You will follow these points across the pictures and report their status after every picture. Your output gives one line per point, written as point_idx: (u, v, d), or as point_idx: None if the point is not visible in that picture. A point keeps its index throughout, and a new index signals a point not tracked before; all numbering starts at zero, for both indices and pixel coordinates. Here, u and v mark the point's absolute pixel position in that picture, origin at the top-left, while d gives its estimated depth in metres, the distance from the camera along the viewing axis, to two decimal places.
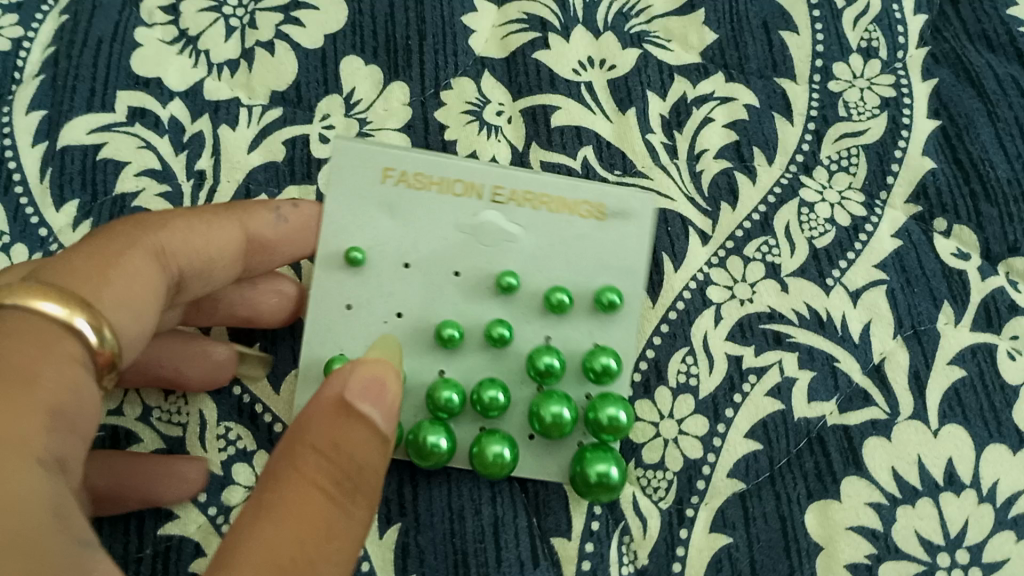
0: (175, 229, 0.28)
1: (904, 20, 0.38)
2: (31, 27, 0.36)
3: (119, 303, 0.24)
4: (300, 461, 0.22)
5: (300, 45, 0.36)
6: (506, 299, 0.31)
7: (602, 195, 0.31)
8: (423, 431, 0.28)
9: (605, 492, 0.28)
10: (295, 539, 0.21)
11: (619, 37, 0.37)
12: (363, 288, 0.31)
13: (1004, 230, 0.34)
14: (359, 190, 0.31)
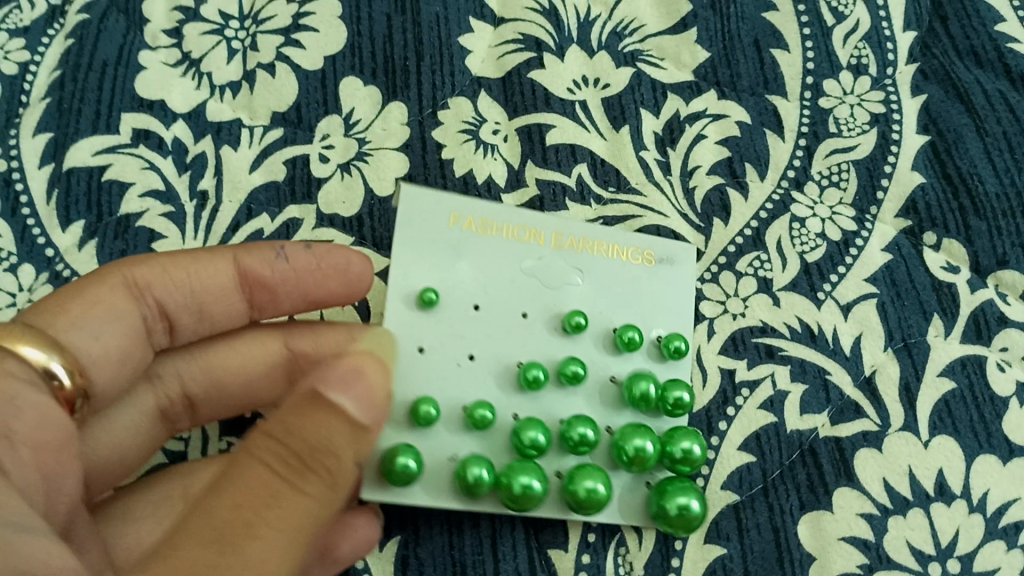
0: (155, 262, 0.30)
1: (894, 37, 0.38)
2: (38, 51, 0.37)
3: (75, 327, 0.27)
4: (253, 445, 0.22)
5: (300, 67, 0.37)
6: (572, 340, 0.32)
7: (650, 242, 0.33)
8: (514, 475, 0.28)
9: (684, 526, 0.29)
10: (233, 513, 0.21)
11: (613, 56, 0.38)
12: (437, 331, 0.31)
13: (992, 244, 0.34)
14: (433, 238, 0.32)
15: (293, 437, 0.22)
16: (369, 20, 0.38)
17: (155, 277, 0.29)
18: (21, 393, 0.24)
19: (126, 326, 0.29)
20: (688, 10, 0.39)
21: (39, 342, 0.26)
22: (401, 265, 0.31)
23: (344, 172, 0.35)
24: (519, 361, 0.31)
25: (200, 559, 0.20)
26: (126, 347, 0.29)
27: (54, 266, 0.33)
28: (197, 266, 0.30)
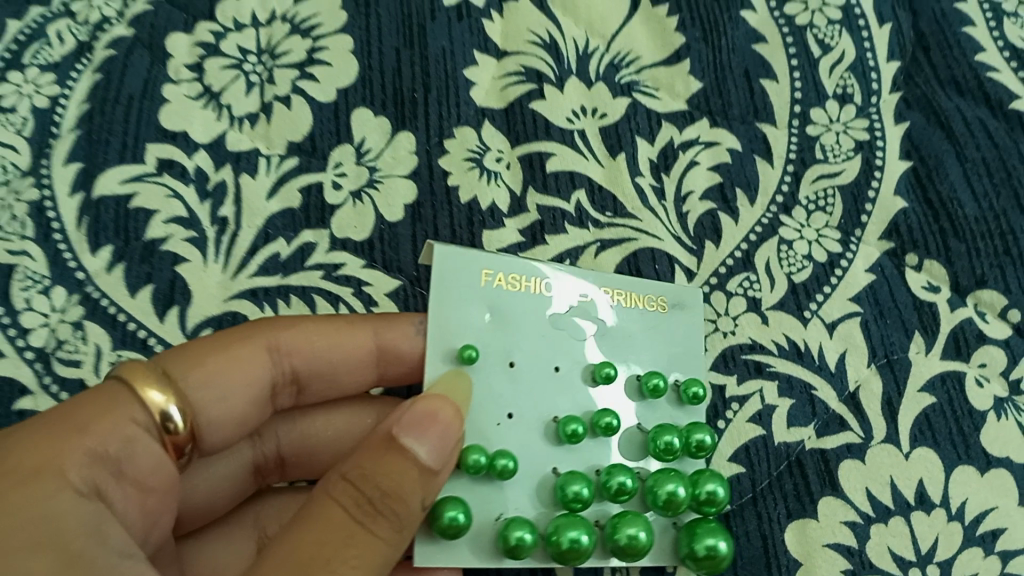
0: (293, 330, 0.32)
1: (878, 67, 0.40)
2: (67, 84, 0.40)
3: (203, 385, 0.30)
4: (333, 489, 0.25)
5: (314, 99, 0.39)
6: (601, 390, 0.33)
7: (665, 289, 0.35)
8: (559, 530, 0.29)
9: (713, 566, 0.29)
10: (317, 544, 0.24)
11: (610, 87, 0.40)
12: (476, 389, 0.32)
13: (972, 265, 0.36)
14: (466, 299, 0.33)
15: (375, 479, 0.25)
16: (379, 54, 0.40)
17: (298, 347, 0.32)
18: (140, 439, 0.27)
19: (259, 390, 0.32)
20: (682, 43, 0.41)
21: (164, 391, 0.28)
22: (438, 325, 0.32)
23: (356, 199, 0.37)
24: (554, 415, 0.32)
25: None
26: (252, 411, 0.32)
27: (86, 288, 0.35)
28: (337, 340, 0.33)
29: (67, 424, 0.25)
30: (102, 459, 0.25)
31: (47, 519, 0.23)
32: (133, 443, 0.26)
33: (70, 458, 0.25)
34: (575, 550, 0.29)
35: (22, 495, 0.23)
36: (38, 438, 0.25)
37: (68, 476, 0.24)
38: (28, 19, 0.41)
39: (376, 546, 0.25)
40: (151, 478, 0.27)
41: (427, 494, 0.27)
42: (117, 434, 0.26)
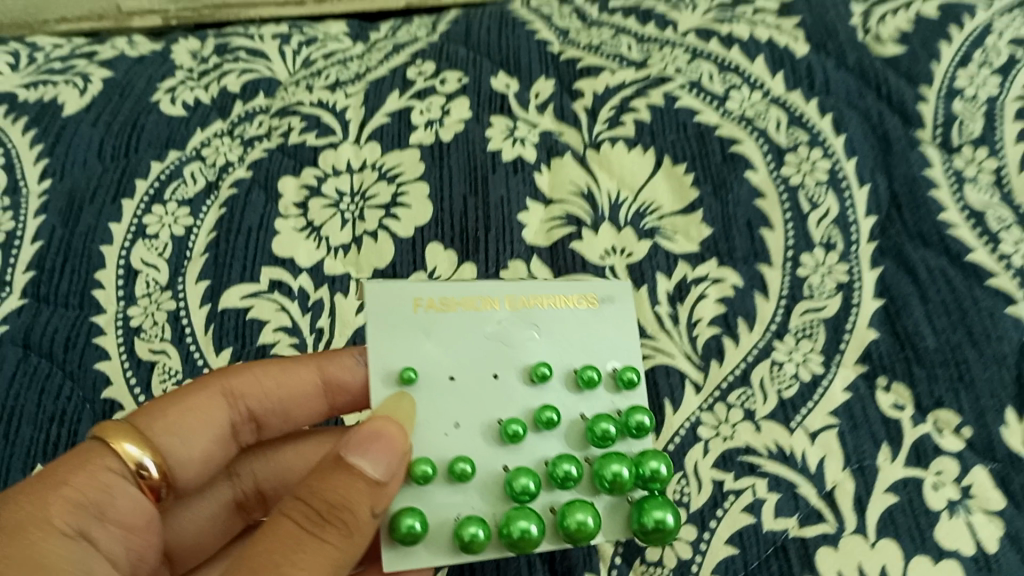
0: (242, 375, 0.40)
1: (857, 221, 0.49)
2: (199, 215, 0.50)
3: (168, 431, 0.37)
4: (287, 508, 0.32)
5: (397, 235, 0.49)
6: (540, 389, 0.39)
7: (591, 288, 0.41)
8: (511, 521, 0.35)
9: (663, 534, 0.36)
10: (272, 551, 0.30)
11: (636, 230, 0.49)
12: (422, 404, 0.38)
13: (931, 388, 0.43)
14: (403, 325, 0.39)
15: (321, 494, 0.32)
16: (450, 200, 0.50)
17: (248, 388, 0.41)
18: (116, 483, 0.34)
19: (220, 431, 0.40)
20: (696, 197, 0.50)
21: (137, 442, 0.35)
22: (384, 349, 0.38)
23: None
24: (499, 416, 0.38)
25: None
26: (214, 448, 0.40)
27: None
28: (285, 379, 0.41)
29: (52, 477, 0.33)
30: (85, 504, 0.33)
31: (35, 555, 0.30)
32: (110, 491, 0.34)
33: (56, 505, 0.32)
34: (528, 539, 0.35)
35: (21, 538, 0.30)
36: (29, 492, 0.32)
37: (53, 521, 0.31)
38: (168, 162, 0.52)
39: (330, 549, 0.31)
40: (128, 515, 0.35)
41: (375, 504, 0.33)
42: (94, 485, 0.33)
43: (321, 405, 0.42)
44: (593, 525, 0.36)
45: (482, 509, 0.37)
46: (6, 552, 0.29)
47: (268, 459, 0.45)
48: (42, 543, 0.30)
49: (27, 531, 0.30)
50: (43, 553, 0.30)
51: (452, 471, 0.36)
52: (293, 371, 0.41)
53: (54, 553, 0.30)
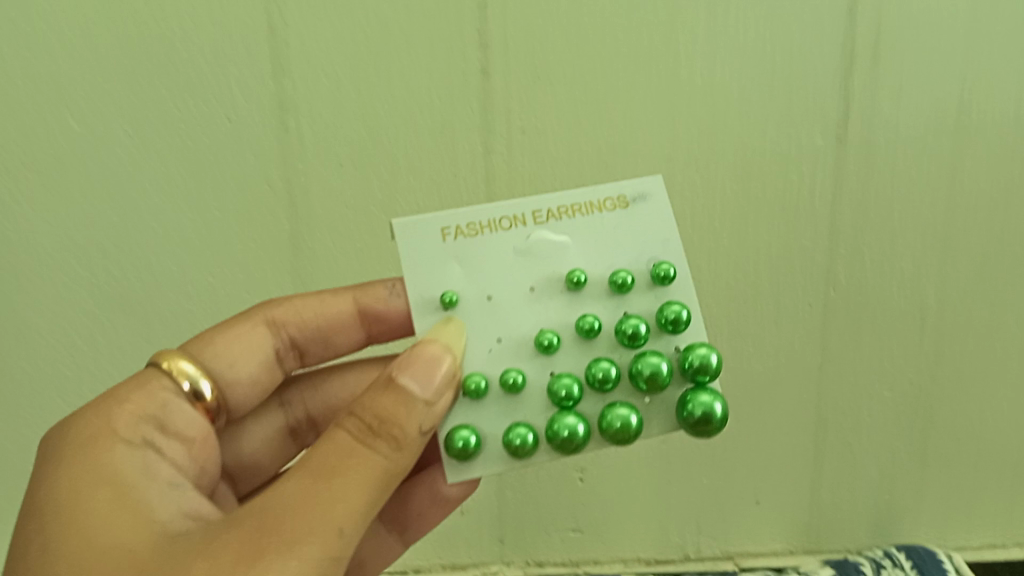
0: (280, 306, 0.48)
1: None
2: None
3: (215, 353, 0.46)
4: (343, 420, 0.36)
5: None
6: (576, 298, 0.40)
7: (619, 189, 0.41)
8: (559, 420, 0.38)
9: (710, 425, 0.37)
10: (331, 459, 0.34)
11: None
12: (469, 324, 0.40)
13: None
14: (434, 253, 0.40)
15: (372, 406, 0.36)
16: None
17: (288, 319, 0.48)
18: (169, 397, 0.42)
19: (269, 354, 0.48)
20: None
21: (191, 361, 0.44)
22: (431, 234, 0.40)
23: None
24: (543, 327, 0.40)
25: (306, 489, 0.33)
26: (263, 372, 0.48)
27: None
28: (319, 306, 0.49)
29: (108, 399, 0.41)
30: (148, 418, 0.41)
31: (102, 458, 0.37)
32: (170, 408, 0.42)
33: (121, 419, 0.39)
34: (574, 439, 0.38)
35: (90, 448, 0.38)
36: (95, 408, 0.40)
37: (117, 431, 0.39)
38: None
39: (378, 455, 0.35)
40: (188, 430, 0.42)
41: (422, 422, 0.37)
42: (155, 402, 0.41)
43: (359, 333, 0.49)
44: (638, 424, 0.38)
45: (532, 419, 0.39)
46: (80, 458, 0.37)
47: (315, 389, 0.51)
48: (110, 451, 0.38)
49: (93, 441, 0.38)
50: (113, 456, 0.38)
51: (505, 381, 0.39)
52: (326, 300, 0.49)
53: (117, 455, 0.38)
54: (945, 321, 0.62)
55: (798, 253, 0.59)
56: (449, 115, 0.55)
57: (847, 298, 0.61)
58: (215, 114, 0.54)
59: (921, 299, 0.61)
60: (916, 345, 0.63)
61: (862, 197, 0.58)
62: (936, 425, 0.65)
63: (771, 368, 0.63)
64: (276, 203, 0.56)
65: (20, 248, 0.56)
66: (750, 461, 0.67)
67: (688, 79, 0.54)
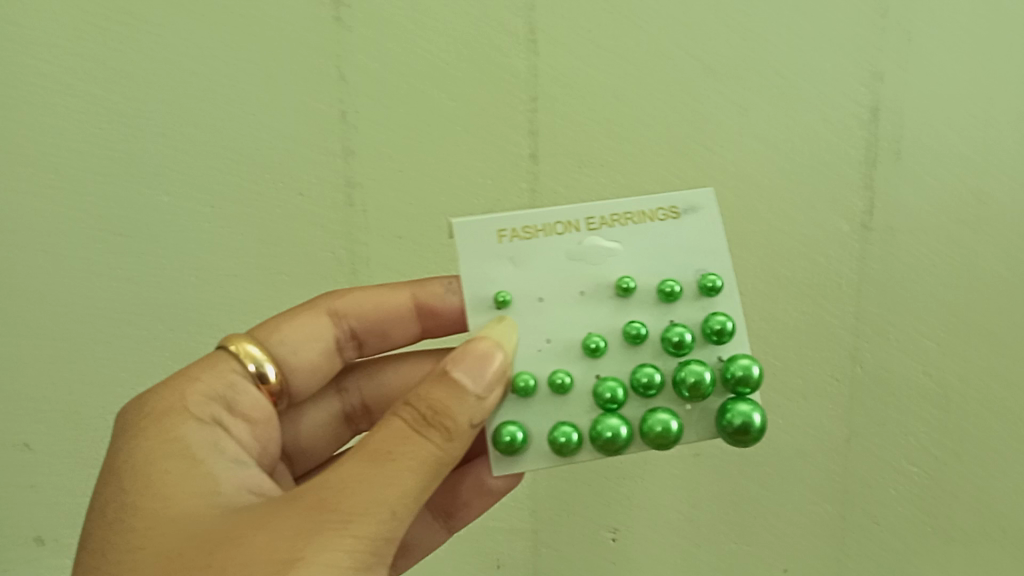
0: (343, 298, 0.51)
1: None
2: None
3: (280, 340, 0.48)
4: (399, 408, 0.37)
5: None
6: (623, 305, 0.42)
7: (670, 201, 0.43)
8: (602, 422, 0.39)
9: (748, 434, 0.39)
10: (383, 444, 0.35)
11: None
12: (520, 323, 0.42)
13: None
14: (490, 253, 0.42)
15: (425, 396, 0.37)
16: None
17: (349, 311, 0.51)
18: (236, 377, 0.45)
19: (329, 343, 0.50)
20: None
21: (259, 346, 0.47)
22: (487, 234, 0.43)
23: None
24: (591, 331, 0.42)
25: (357, 470, 0.34)
26: (323, 361, 0.50)
27: None
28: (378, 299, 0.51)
29: (180, 378, 0.44)
30: (214, 401, 0.43)
31: (176, 434, 0.40)
32: (238, 388, 0.45)
33: (192, 403, 0.42)
34: (617, 441, 0.39)
35: (165, 424, 0.40)
36: (171, 385, 0.43)
37: (187, 412, 0.41)
38: None
39: (428, 446, 0.35)
40: (253, 413, 0.45)
41: (473, 416, 0.37)
42: (223, 382, 0.44)
43: (415, 326, 0.52)
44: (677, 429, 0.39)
45: (577, 418, 0.41)
46: (156, 431, 0.40)
47: (370, 376, 0.54)
48: (183, 425, 0.41)
49: (168, 416, 0.41)
50: (184, 432, 0.40)
51: (552, 382, 0.41)
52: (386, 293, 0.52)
53: (190, 432, 0.40)
54: (971, 400, 0.59)
55: (826, 330, 0.58)
56: (498, 195, 0.57)
57: (872, 391, 0.59)
58: (287, 190, 0.57)
59: (946, 382, 0.59)
60: (939, 425, 0.59)
61: (887, 282, 0.58)
62: (963, 514, 0.60)
63: (798, 440, 0.59)
64: (341, 270, 0.58)
65: (52, 256, 0.57)
66: (774, 529, 0.61)
67: (722, 167, 0.57)
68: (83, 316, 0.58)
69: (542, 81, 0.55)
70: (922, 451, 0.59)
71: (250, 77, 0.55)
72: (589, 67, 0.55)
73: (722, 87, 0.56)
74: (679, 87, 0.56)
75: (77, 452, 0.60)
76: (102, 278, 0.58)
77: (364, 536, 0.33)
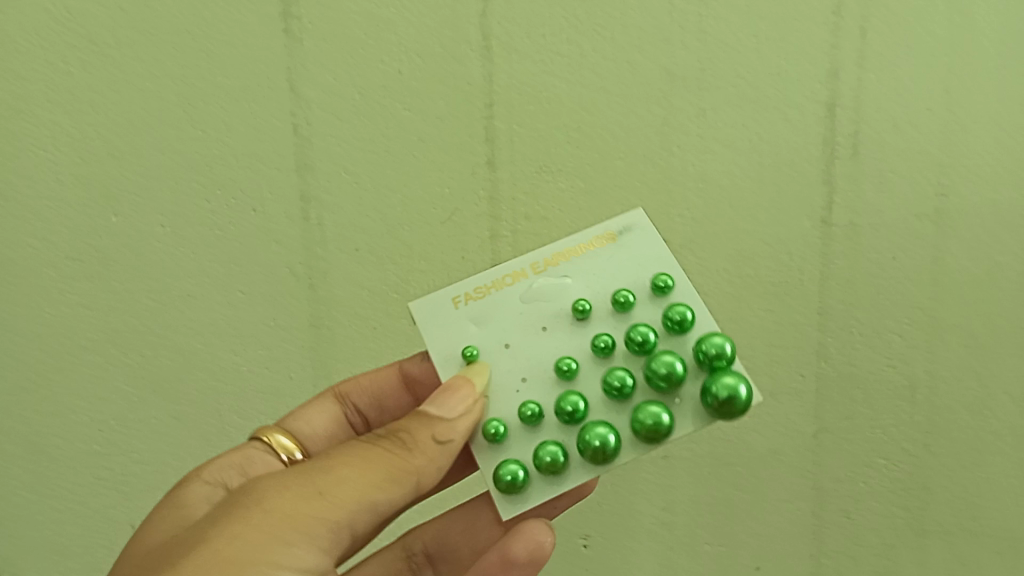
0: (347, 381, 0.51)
1: None
2: None
3: (295, 422, 0.49)
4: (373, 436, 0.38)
5: None
6: (586, 325, 0.41)
7: (607, 225, 0.43)
8: (589, 431, 0.38)
9: (735, 404, 0.37)
10: (341, 452, 0.37)
11: None
12: (491, 372, 0.41)
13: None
14: (449, 318, 0.42)
15: (395, 423, 0.38)
16: None
17: (353, 390, 0.50)
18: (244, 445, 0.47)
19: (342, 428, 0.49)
20: None
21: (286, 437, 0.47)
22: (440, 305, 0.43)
23: None
24: (561, 355, 0.41)
25: (309, 469, 0.36)
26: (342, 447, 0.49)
27: None
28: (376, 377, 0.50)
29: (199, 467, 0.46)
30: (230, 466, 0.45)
31: (189, 490, 0.44)
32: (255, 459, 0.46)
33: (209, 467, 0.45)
34: (606, 448, 0.38)
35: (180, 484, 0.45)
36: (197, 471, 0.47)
37: (201, 472, 0.45)
38: None
39: (382, 452, 0.36)
40: None
41: (438, 431, 0.37)
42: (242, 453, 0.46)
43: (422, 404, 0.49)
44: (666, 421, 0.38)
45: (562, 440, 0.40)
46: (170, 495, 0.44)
47: None
48: (194, 486, 0.44)
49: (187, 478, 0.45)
50: (194, 489, 0.44)
51: (525, 412, 0.40)
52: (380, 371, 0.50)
53: (201, 490, 0.44)
54: (939, 392, 0.59)
55: (792, 329, 0.58)
56: (456, 204, 0.56)
57: (840, 387, 0.59)
58: (242, 207, 0.56)
59: (913, 375, 0.59)
60: (909, 417, 0.59)
61: (851, 276, 0.58)
62: (936, 505, 0.60)
63: (771, 439, 0.59)
64: (299, 286, 0.57)
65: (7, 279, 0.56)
66: (752, 530, 0.60)
67: (682, 169, 0.56)
68: (37, 344, 0.57)
69: (498, 89, 0.55)
70: (893, 444, 0.59)
71: (202, 95, 0.54)
72: (545, 74, 0.55)
73: (679, 90, 0.55)
74: (636, 90, 0.55)
75: (35, 485, 0.59)
76: (55, 304, 0.56)
77: (298, 519, 0.34)
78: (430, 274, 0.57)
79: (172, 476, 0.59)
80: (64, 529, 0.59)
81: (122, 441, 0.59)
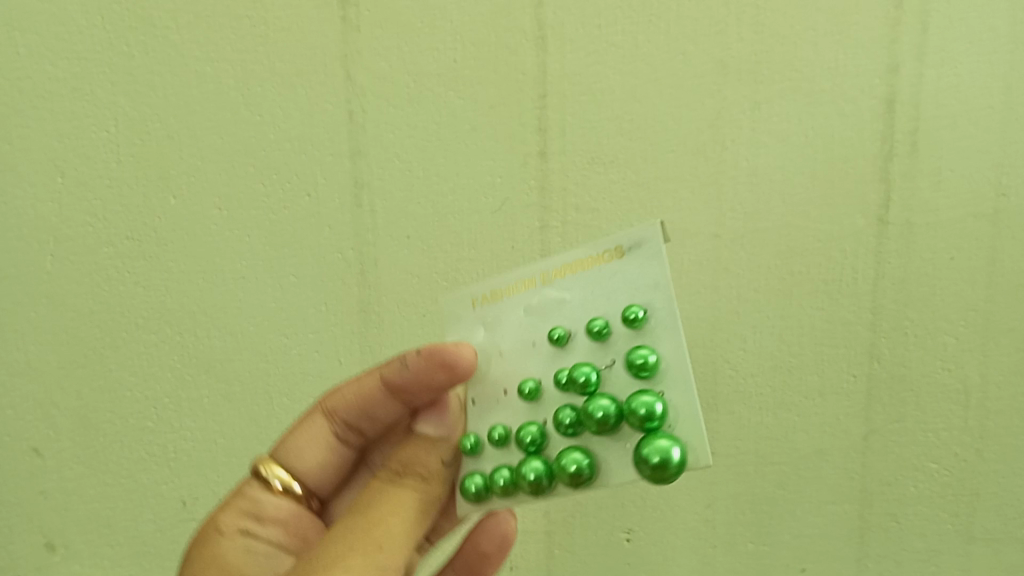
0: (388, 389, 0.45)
1: None
2: None
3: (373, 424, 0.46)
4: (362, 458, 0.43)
5: None
6: (566, 352, 0.39)
7: (616, 240, 0.38)
8: (526, 464, 0.37)
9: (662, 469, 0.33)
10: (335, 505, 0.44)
11: None
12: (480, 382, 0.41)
13: None
14: (469, 321, 0.43)
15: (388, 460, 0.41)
16: None
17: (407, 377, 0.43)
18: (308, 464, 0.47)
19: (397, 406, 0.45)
20: None
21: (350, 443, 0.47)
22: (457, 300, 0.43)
23: None
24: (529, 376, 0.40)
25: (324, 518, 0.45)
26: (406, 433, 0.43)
27: None
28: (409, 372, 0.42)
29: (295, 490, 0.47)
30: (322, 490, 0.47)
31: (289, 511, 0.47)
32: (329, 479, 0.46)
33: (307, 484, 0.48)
34: (539, 483, 0.37)
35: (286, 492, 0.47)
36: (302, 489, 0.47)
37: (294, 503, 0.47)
38: None
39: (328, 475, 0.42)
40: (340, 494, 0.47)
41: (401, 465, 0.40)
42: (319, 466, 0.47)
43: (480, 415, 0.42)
44: (574, 472, 0.36)
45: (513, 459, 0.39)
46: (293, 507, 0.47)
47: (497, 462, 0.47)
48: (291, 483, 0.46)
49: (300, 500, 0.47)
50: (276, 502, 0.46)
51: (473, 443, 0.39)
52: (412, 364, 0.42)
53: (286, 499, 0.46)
54: (991, 395, 0.58)
55: (842, 328, 0.57)
56: (506, 193, 0.56)
57: (890, 387, 0.58)
58: (295, 192, 0.56)
59: (965, 377, 0.58)
60: (960, 419, 0.59)
61: (904, 276, 0.57)
62: (981, 509, 0.60)
63: (816, 439, 0.59)
64: (350, 271, 0.57)
65: (63, 259, 0.57)
66: (793, 531, 0.61)
67: (735, 164, 0.55)
68: (92, 321, 0.58)
69: (552, 78, 0.55)
70: (943, 448, 0.59)
71: (257, 79, 0.55)
72: (599, 64, 0.54)
73: (735, 82, 0.55)
74: (690, 82, 0.55)
75: (91, 459, 0.60)
76: (111, 283, 0.57)
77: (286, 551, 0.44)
78: (478, 259, 0.57)
79: (223, 454, 0.60)
80: (115, 503, 0.61)
81: (173, 418, 0.60)
